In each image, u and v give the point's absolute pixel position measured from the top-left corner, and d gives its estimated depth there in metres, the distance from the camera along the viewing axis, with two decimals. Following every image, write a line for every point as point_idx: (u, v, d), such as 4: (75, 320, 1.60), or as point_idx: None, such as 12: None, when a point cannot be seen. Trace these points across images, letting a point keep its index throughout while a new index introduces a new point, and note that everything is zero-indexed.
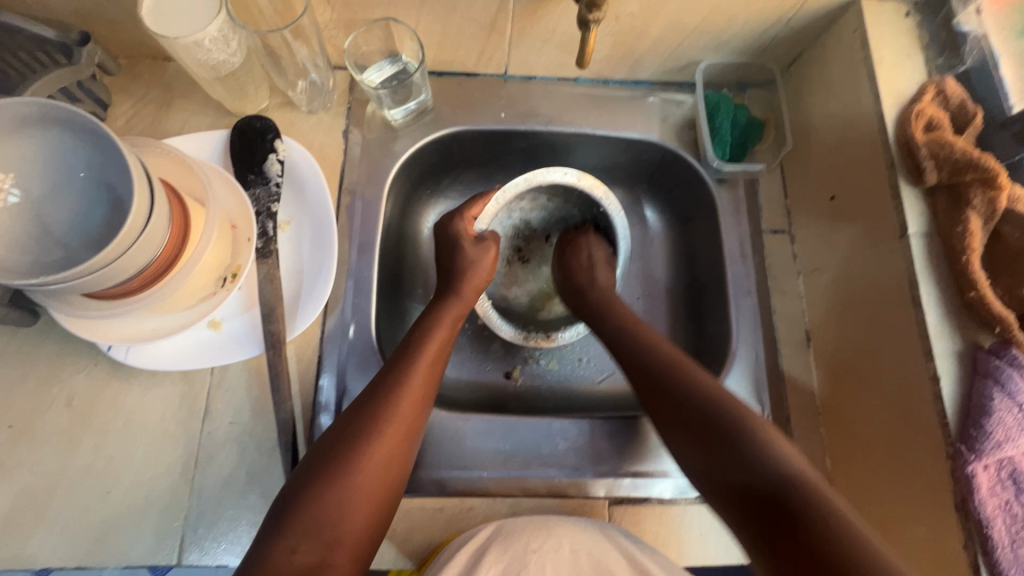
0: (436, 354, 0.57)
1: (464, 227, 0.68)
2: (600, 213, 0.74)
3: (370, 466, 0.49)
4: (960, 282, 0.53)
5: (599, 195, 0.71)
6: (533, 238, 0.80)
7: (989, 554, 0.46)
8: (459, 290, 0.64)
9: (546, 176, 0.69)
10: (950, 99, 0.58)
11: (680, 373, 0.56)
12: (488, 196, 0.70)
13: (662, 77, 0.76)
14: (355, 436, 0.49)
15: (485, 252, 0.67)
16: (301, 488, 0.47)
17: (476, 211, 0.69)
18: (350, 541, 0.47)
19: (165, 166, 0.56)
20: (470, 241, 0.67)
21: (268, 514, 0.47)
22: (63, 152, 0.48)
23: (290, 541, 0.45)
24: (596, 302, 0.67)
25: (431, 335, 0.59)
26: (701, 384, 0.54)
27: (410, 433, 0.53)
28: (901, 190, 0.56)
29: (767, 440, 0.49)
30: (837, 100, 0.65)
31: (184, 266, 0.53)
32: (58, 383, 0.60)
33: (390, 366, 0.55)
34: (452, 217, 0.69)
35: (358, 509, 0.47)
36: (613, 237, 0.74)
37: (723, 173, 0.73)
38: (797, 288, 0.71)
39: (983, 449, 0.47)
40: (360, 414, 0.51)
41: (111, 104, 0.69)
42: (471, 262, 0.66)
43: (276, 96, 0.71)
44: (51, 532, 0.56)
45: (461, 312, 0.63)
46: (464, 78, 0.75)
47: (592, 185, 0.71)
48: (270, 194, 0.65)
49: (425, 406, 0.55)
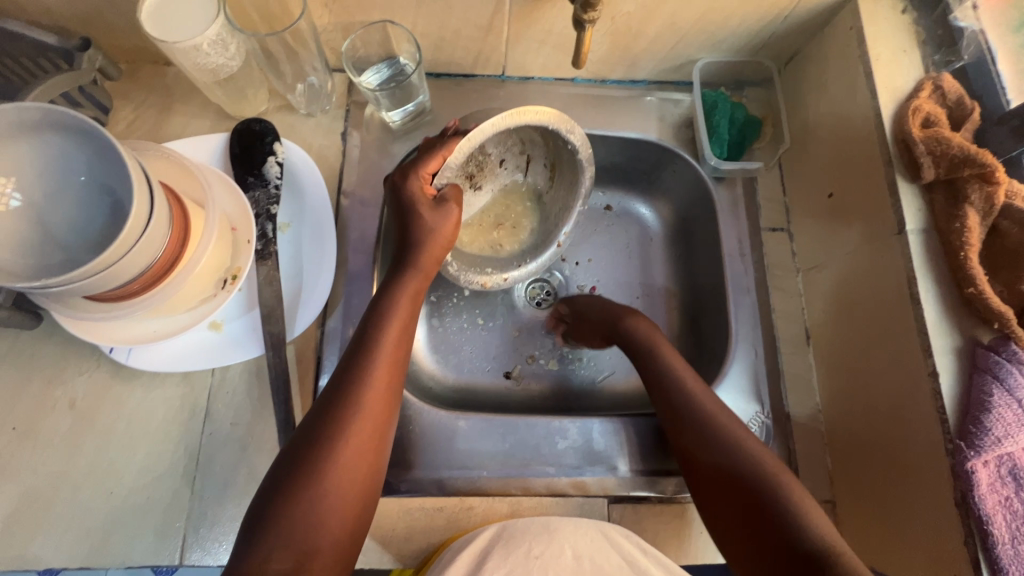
0: (396, 344, 0.56)
1: (419, 186, 0.58)
2: (566, 148, 0.64)
3: (337, 471, 0.49)
4: (958, 277, 0.53)
5: (569, 136, 0.61)
6: (486, 163, 0.68)
7: (990, 550, 0.46)
8: (417, 263, 0.59)
9: (521, 119, 0.56)
10: (947, 95, 0.58)
11: (711, 424, 0.56)
12: (450, 146, 0.57)
13: (658, 77, 0.76)
14: (318, 441, 0.49)
15: (445, 216, 0.58)
16: (271, 497, 0.47)
17: (433, 167, 0.58)
18: (328, 549, 0.47)
19: (164, 169, 0.56)
20: (427, 204, 0.58)
21: (245, 520, 0.47)
22: (64, 157, 0.48)
23: (260, 554, 0.45)
24: (637, 342, 0.64)
25: (387, 322, 0.56)
26: (721, 432, 0.55)
27: (377, 432, 0.52)
28: (897, 187, 0.56)
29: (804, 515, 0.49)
30: (834, 98, 0.65)
31: (183, 268, 0.53)
32: (61, 385, 0.61)
33: (351, 362, 0.54)
34: (404, 176, 0.58)
35: (331, 516, 0.48)
36: (575, 173, 0.67)
37: (720, 171, 0.73)
38: (796, 286, 0.71)
39: (982, 446, 0.47)
40: (323, 417, 0.51)
41: (112, 108, 0.70)
42: (428, 231, 0.58)
43: (275, 99, 0.72)
44: (55, 533, 0.57)
45: (419, 288, 0.60)
46: (461, 79, 0.75)
47: (564, 126, 0.59)
48: (268, 196, 0.65)
49: (390, 402, 0.54)
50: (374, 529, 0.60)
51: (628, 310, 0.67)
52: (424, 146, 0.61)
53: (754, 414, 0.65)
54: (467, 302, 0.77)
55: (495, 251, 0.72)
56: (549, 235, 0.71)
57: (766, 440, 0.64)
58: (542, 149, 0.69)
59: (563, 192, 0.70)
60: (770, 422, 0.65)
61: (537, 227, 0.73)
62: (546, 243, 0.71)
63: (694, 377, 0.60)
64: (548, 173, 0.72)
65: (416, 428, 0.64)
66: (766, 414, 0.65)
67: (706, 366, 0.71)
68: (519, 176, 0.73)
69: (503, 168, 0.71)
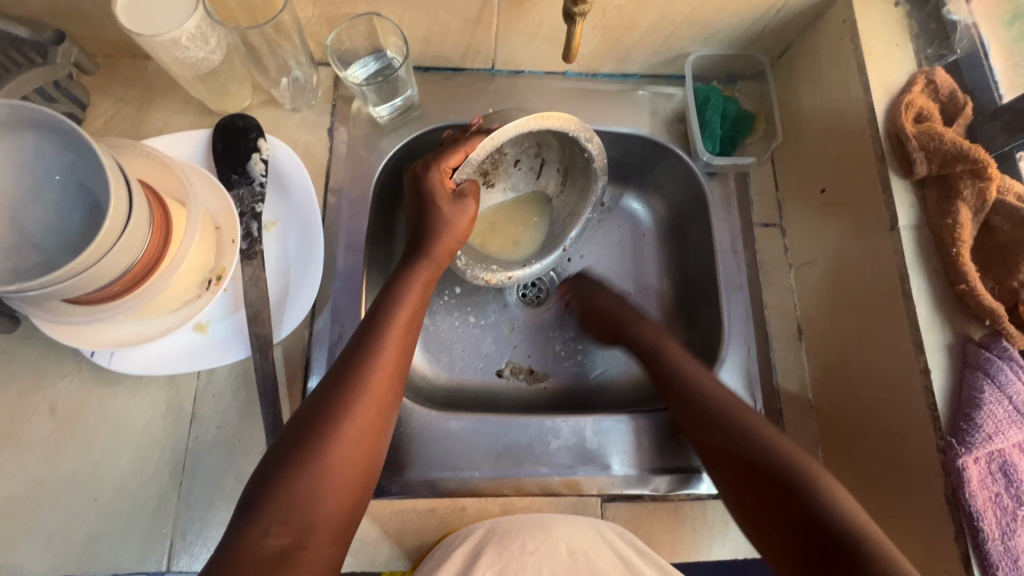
0: (406, 330, 0.56)
1: (439, 178, 0.58)
2: (582, 155, 0.65)
3: (342, 448, 0.49)
4: (951, 274, 0.52)
5: (587, 144, 0.61)
6: (501, 161, 0.68)
7: (981, 546, 0.46)
8: (430, 252, 0.60)
9: (545, 124, 0.57)
10: (940, 89, 0.58)
11: (738, 431, 0.55)
12: (473, 145, 0.58)
13: (651, 70, 0.75)
14: (324, 419, 0.49)
15: (463, 211, 0.59)
16: (269, 476, 0.47)
17: (454, 162, 0.58)
18: (325, 527, 0.47)
19: (143, 167, 0.55)
20: (446, 197, 0.59)
21: (240, 500, 0.47)
22: (37, 156, 0.47)
23: (259, 528, 0.44)
24: (648, 339, 0.66)
25: (400, 306, 0.57)
26: (722, 405, 0.57)
27: (383, 415, 0.52)
28: (891, 182, 0.56)
29: (831, 495, 0.49)
30: (826, 93, 0.65)
31: (166, 269, 0.52)
32: (42, 389, 0.59)
33: (360, 343, 0.54)
34: (426, 166, 0.59)
35: (331, 494, 0.47)
36: (588, 180, 0.67)
37: (713, 166, 0.73)
38: (788, 281, 0.70)
39: (974, 442, 0.47)
40: (329, 396, 0.50)
41: (89, 104, 0.68)
42: (445, 222, 0.59)
43: (259, 94, 0.70)
44: (38, 541, 0.55)
45: (431, 275, 0.60)
46: (450, 73, 0.74)
47: (583, 135, 0.60)
48: (253, 194, 0.64)
49: (397, 386, 0.54)
50: (366, 531, 0.59)
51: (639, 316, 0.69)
52: (449, 142, 0.62)
53: None
54: (458, 299, 0.76)
55: (496, 250, 0.71)
56: (556, 238, 0.71)
57: None
58: (557, 153, 0.69)
59: (574, 198, 0.71)
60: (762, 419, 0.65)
61: (545, 228, 0.73)
62: (552, 245, 0.71)
63: (713, 380, 0.60)
64: (560, 178, 0.72)
65: (407, 429, 0.63)
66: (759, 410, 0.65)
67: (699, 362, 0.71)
68: (533, 177, 0.72)
69: (517, 168, 0.70)
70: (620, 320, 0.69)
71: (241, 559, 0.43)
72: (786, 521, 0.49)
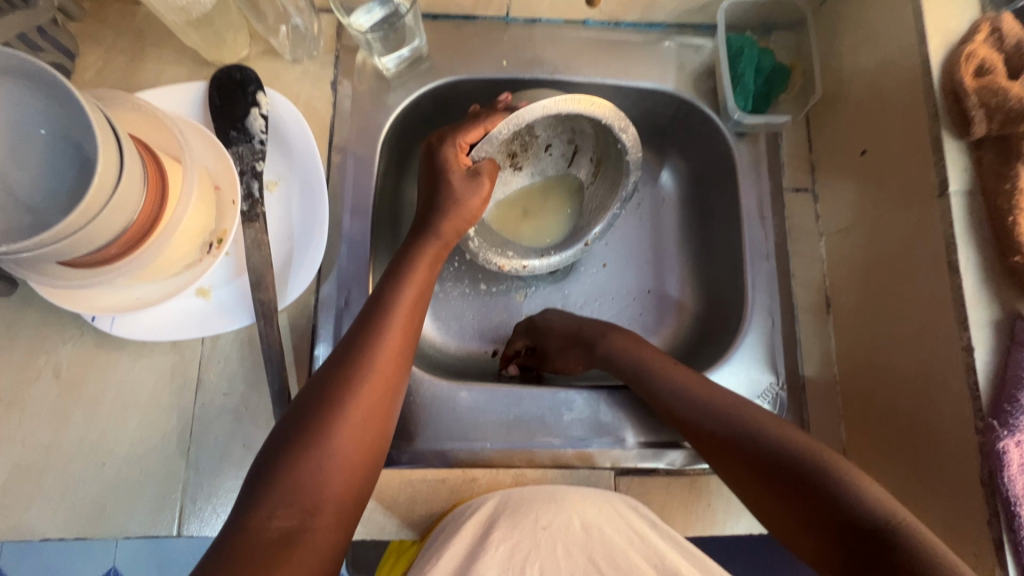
0: (412, 306, 0.54)
1: (454, 154, 0.56)
2: (616, 145, 0.62)
3: (347, 429, 0.47)
4: (1003, 245, 0.49)
5: (621, 134, 0.58)
6: (532, 144, 0.65)
7: (1015, 532, 0.44)
8: (437, 230, 0.56)
9: (576, 107, 0.55)
10: (1006, 39, 0.51)
11: (740, 429, 0.51)
12: (494, 122, 0.56)
13: (679, 18, 0.69)
14: (329, 399, 0.47)
15: (475, 191, 0.56)
16: (275, 455, 0.45)
17: (472, 137, 0.56)
18: (332, 507, 0.45)
19: (135, 122, 0.51)
20: (460, 173, 0.56)
21: (248, 478, 0.45)
22: (20, 109, 0.43)
23: (265, 508, 0.43)
24: (621, 355, 0.60)
25: (406, 283, 0.54)
26: (713, 400, 0.53)
27: (388, 395, 0.50)
28: (943, 144, 0.51)
29: (852, 484, 0.45)
30: (872, 45, 0.59)
31: (163, 231, 0.49)
32: (45, 354, 0.58)
33: (366, 321, 0.52)
34: (441, 141, 0.57)
35: (338, 474, 0.46)
36: (620, 175, 0.64)
37: (743, 126, 0.67)
38: (818, 251, 0.66)
39: (1017, 425, 0.45)
40: (335, 375, 0.49)
41: (78, 54, 0.64)
42: (456, 199, 0.56)
43: (257, 44, 0.66)
44: (48, 505, 0.55)
45: (438, 254, 0.57)
46: (461, 21, 0.69)
47: (618, 123, 0.58)
48: (253, 152, 0.61)
49: (403, 366, 0.52)
50: (375, 501, 0.58)
51: (608, 325, 0.63)
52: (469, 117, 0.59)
53: (767, 386, 0.62)
54: (468, 266, 0.73)
55: (517, 237, 0.68)
56: (578, 232, 0.67)
57: (779, 412, 0.62)
58: (591, 142, 0.66)
59: (603, 191, 0.67)
60: (784, 394, 0.62)
61: (570, 224, 0.69)
62: (573, 239, 0.67)
63: (689, 375, 0.56)
64: (591, 168, 0.68)
65: (416, 399, 0.61)
66: (781, 385, 0.62)
67: (719, 335, 0.68)
68: (563, 165, 0.69)
69: (548, 153, 0.68)
70: (588, 338, 0.62)
71: (246, 539, 0.42)
72: (816, 522, 0.45)
